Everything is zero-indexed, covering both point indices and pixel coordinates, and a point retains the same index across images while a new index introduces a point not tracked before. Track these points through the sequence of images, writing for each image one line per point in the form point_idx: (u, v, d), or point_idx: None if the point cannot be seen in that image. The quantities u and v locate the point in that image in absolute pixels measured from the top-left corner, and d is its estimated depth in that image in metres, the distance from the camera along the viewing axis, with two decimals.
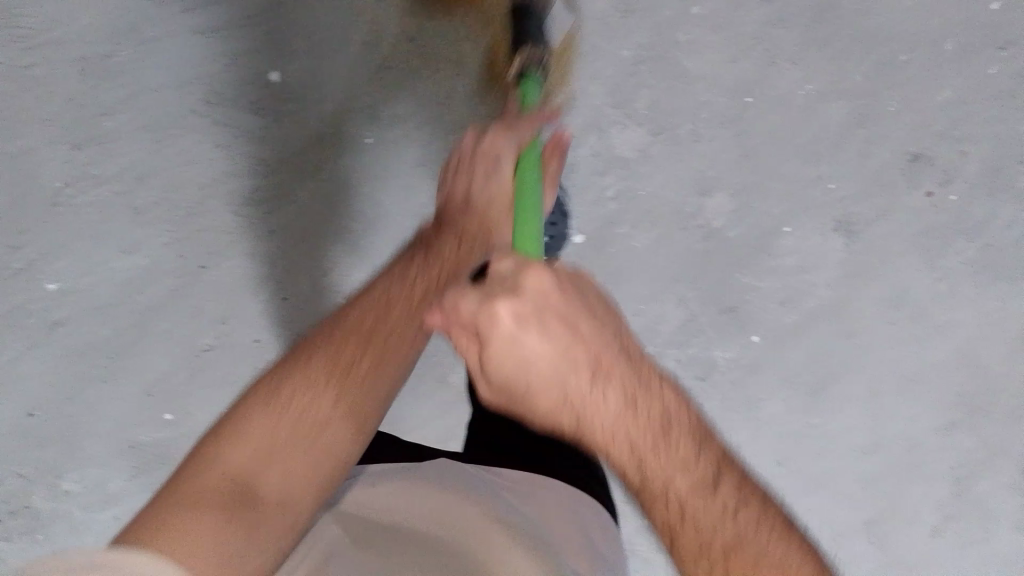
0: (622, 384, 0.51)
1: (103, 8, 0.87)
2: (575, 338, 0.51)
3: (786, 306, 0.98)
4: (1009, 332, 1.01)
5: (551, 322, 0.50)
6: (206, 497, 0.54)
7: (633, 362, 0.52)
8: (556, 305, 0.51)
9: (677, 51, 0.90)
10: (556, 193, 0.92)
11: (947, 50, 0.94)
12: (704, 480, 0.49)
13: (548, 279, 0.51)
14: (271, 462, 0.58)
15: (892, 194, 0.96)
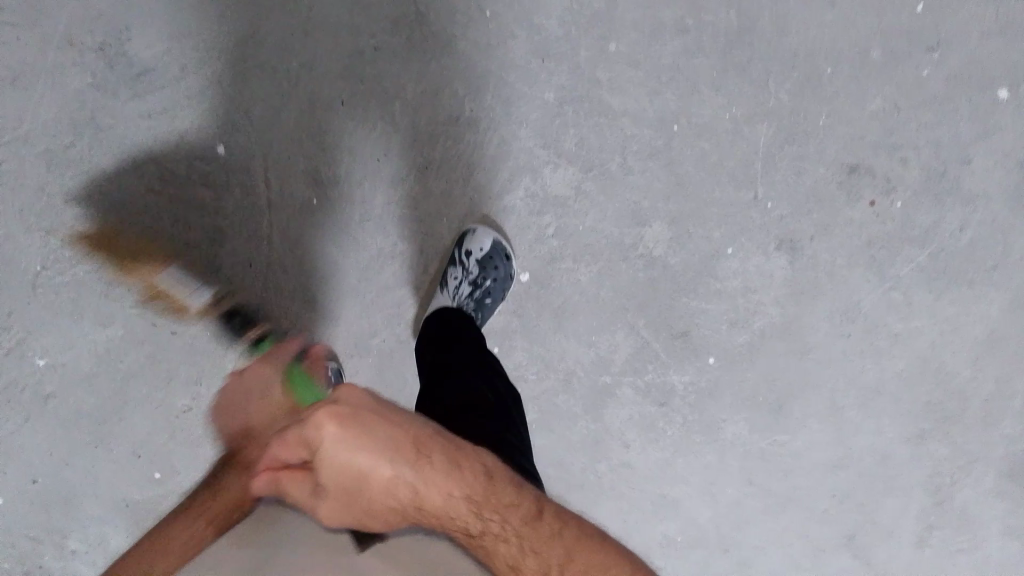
0: (436, 459, 0.55)
1: (57, 101, 0.92)
2: (380, 431, 0.52)
3: (737, 327, 0.99)
4: (975, 337, 0.98)
5: (354, 438, 0.50)
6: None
7: (429, 444, 0.55)
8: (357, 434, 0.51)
9: (598, 89, 0.93)
10: (495, 238, 0.95)
11: (874, 59, 0.91)
12: (524, 513, 0.58)
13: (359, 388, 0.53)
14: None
15: (831, 208, 0.94)
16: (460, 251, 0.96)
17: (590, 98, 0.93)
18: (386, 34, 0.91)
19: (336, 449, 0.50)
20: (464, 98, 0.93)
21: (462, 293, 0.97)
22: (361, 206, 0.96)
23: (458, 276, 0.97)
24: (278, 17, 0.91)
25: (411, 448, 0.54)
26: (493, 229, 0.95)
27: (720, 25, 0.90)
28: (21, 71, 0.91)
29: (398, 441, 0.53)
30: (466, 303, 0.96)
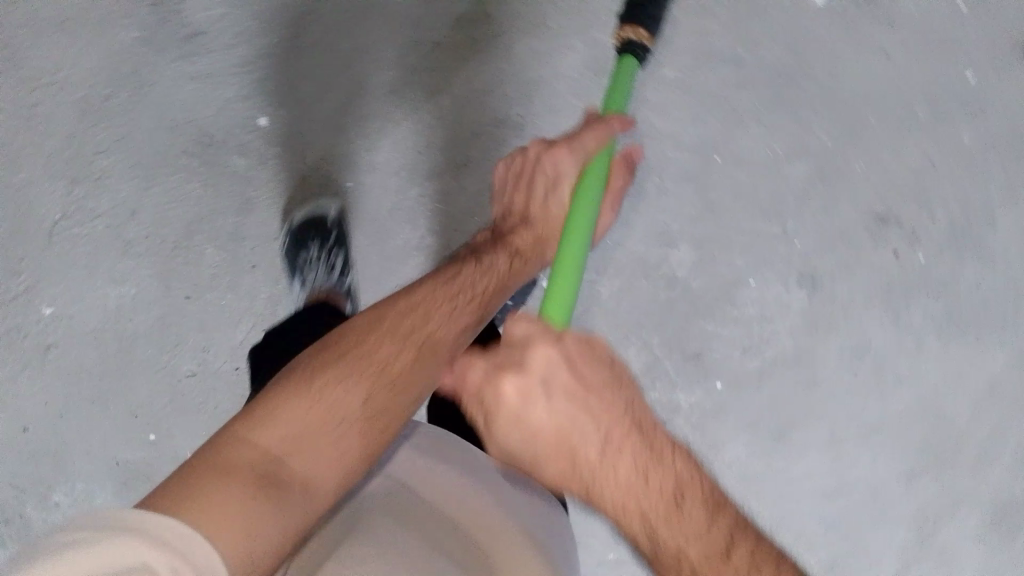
0: (633, 446, 0.53)
1: (103, 52, 0.92)
2: (597, 399, 0.55)
3: (749, 354, 1.00)
4: (977, 387, 0.99)
5: (568, 381, 0.55)
6: (244, 465, 0.49)
7: (647, 433, 0.54)
8: (558, 385, 0.55)
9: (645, 111, 0.94)
10: None
11: (919, 117, 0.93)
12: (717, 549, 0.49)
13: (554, 354, 0.55)
14: (305, 445, 0.52)
15: (856, 251, 0.96)
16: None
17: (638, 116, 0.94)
18: (444, 24, 0.91)
19: (527, 400, 0.55)
20: (512, 103, 0.92)
21: None
22: (393, 195, 0.95)
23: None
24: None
25: (619, 426, 0.54)
26: None
27: (773, 61, 0.92)
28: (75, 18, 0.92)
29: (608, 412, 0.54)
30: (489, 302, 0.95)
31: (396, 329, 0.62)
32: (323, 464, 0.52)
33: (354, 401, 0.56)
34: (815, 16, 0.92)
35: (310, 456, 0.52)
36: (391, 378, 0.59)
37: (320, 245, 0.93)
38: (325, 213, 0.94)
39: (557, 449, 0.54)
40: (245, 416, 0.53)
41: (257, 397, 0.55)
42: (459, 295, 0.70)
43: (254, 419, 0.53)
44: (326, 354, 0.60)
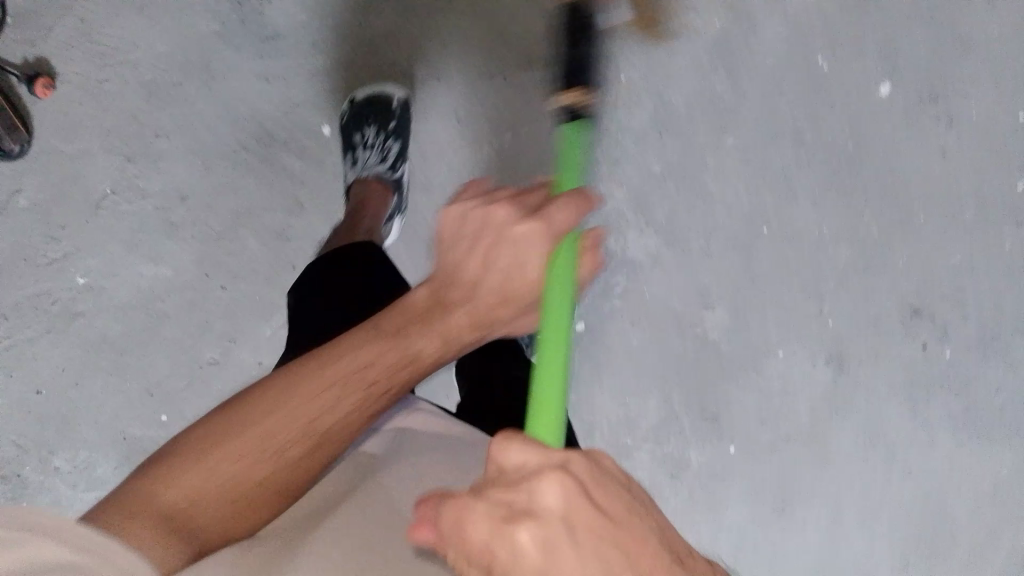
0: (684, 573, 0.34)
1: (177, 37, 0.92)
2: (628, 543, 0.32)
3: (765, 425, 0.99)
4: (979, 488, 1.00)
5: (580, 540, 0.31)
6: (147, 520, 0.42)
7: (700, 562, 0.35)
8: (581, 511, 0.32)
9: (703, 173, 0.90)
10: None
11: (966, 218, 0.90)
12: None
13: (574, 482, 0.32)
14: (204, 504, 0.45)
15: (886, 341, 0.95)
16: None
17: (691, 178, 0.90)
18: (528, 54, 0.89)
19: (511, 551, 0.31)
20: None
21: None
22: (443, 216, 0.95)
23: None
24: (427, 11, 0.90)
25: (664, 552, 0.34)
26: None
27: (837, 145, 0.88)
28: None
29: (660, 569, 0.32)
30: None
31: (318, 391, 0.48)
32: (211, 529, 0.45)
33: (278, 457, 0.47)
34: (884, 107, 0.87)
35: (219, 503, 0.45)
36: (310, 458, 0.47)
37: (377, 129, 0.90)
38: (388, 100, 0.90)
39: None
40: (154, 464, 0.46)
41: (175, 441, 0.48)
42: (375, 376, 0.49)
43: (164, 473, 0.46)
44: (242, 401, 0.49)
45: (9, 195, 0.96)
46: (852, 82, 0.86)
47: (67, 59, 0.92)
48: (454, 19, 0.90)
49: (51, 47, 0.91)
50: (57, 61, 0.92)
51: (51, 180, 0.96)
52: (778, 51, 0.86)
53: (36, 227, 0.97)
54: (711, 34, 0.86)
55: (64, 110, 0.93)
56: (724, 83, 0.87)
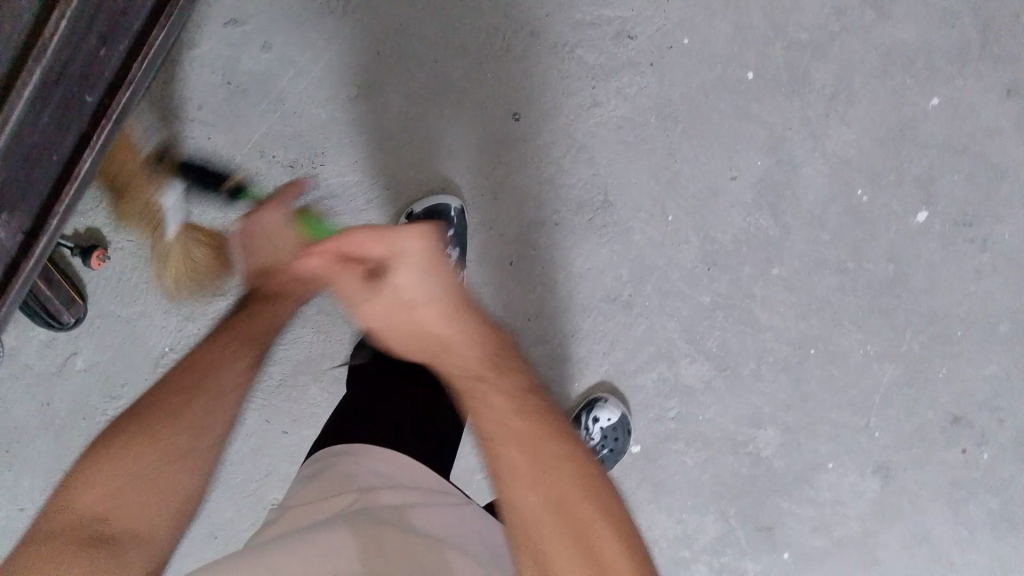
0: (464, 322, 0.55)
1: (233, 201, 0.91)
2: (431, 268, 0.54)
3: (818, 532, 1.01)
4: None
5: (428, 263, 0.54)
6: (69, 537, 0.48)
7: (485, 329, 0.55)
8: (431, 262, 0.54)
9: (751, 302, 0.93)
10: (622, 411, 0.95)
11: (1000, 330, 0.93)
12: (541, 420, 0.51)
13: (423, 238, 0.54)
14: (131, 489, 0.52)
15: (928, 446, 0.98)
16: (585, 416, 0.93)
17: (739, 307, 0.93)
18: (567, 188, 0.90)
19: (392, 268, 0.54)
20: (624, 284, 0.92)
21: None
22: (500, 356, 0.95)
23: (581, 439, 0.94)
24: (465, 157, 0.89)
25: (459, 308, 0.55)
26: (622, 402, 0.95)
27: (878, 272, 0.91)
28: (206, 166, 0.89)
29: (455, 297, 0.55)
30: None
31: (189, 391, 0.57)
32: (153, 517, 0.52)
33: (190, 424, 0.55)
34: (921, 235, 0.89)
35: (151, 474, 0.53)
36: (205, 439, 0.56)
37: None
38: (447, 211, 0.88)
39: (419, 308, 0.54)
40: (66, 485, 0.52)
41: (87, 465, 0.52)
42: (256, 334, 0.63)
43: (87, 468, 0.52)
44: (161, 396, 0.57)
45: (67, 357, 0.96)
46: (891, 213, 0.89)
47: (123, 228, 0.92)
48: (484, 161, 0.89)
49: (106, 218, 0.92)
50: (111, 231, 0.93)
51: (109, 341, 0.96)
52: (819, 189, 0.88)
53: (95, 386, 0.97)
54: (755, 176, 0.88)
55: (122, 277, 0.94)
56: (768, 221, 0.90)
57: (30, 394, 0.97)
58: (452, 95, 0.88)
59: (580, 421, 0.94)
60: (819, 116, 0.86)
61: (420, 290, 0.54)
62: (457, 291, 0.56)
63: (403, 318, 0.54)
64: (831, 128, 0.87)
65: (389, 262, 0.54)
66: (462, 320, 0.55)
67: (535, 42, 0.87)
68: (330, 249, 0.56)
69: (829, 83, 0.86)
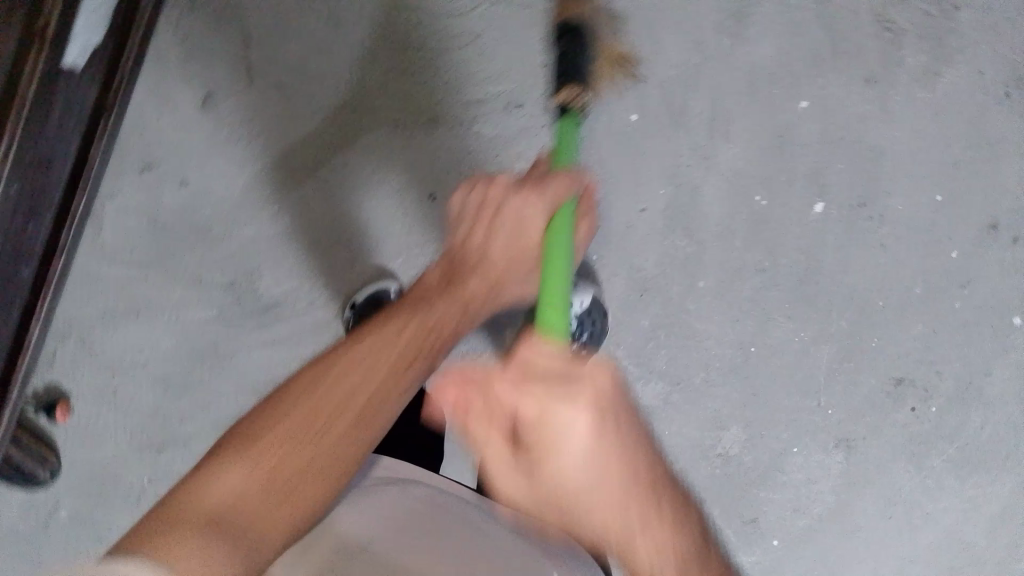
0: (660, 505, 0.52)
1: (181, 328, 0.94)
2: (607, 428, 0.52)
3: (798, 513, 1.07)
4: (992, 513, 1.09)
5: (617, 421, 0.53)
6: (192, 524, 0.48)
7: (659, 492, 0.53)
8: (605, 419, 0.52)
9: (687, 317, 0.98)
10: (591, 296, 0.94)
11: (916, 292, 1.00)
12: None
13: (596, 393, 0.52)
14: (261, 490, 0.53)
15: (879, 412, 1.04)
16: None
17: (676, 323, 0.99)
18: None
19: (549, 413, 0.52)
20: None
21: None
22: None
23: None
24: (397, 243, 0.93)
25: (641, 481, 0.53)
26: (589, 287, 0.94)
27: (793, 264, 0.97)
28: (150, 304, 0.94)
29: (644, 449, 0.55)
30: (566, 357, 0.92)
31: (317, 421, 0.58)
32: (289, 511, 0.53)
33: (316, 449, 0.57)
34: (821, 225, 0.96)
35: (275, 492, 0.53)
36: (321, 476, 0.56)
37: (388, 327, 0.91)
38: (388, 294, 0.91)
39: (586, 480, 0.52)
40: (208, 462, 0.54)
41: (228, 444, 0.56)
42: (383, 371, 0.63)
43: (208, 470, 0.53)
44: (285, 410, 0.59)
45: (48, 513, 0.95)
46: (790, 210, 0.96)
47: (81, 377, 0.94)
48: (414, 239, 0.93)
49: (61, 371, 0.94)
50: (70, 382, 0.95)
51: (86, 488, 0.95)
52: (721, 203, 0.95)
53: (82, 535, 0.95)
54: (659, 203, 0.95)
55: (86, 422, 0.95)
56: (682, 240, 0.96)
57: (21, 557, 0.96)
58: (371, 189, 0.92)
59: None
60: (702, 139, 0.93)
61: (599, 475, 0.52)
62: (648, 447, 0.55)
63: (569, 486, 0.53)
64: (717, 147, 0.94)
65: (546, 422, 0.52)
66: (651, 482, 0.53)
67: (436, 126, 0.91)
68: (463, 379, 0.56)
69: (705, 108, 0.93)
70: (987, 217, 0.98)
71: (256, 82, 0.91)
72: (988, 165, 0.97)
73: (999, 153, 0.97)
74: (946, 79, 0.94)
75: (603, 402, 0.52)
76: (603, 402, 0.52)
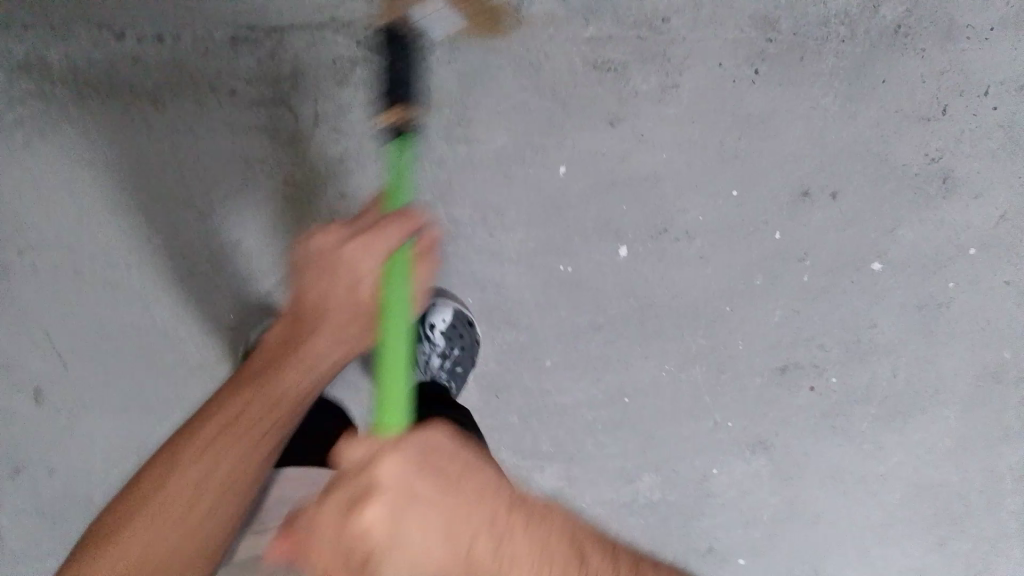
0: (519, 531, 0.53)
1: None
2: (429, 501, 0.52)
3: (751, 525, 1.07)
4: (944, 445, 1.05)
5: (431, 492, 0.52)
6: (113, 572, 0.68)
7: (522, 507, 0.55)
8: (430, 474, 0.53)
9: (552, 397, 1.02)
10: (455, 307, 0.96)
11: (759, 282, 1.00)
12: None
13: (402, 463, 0.53)
14: (154, 546, 0.69)
15: (781, 405, 1.03)
16: (423, 326, 0.96)
17: (542, 404, 1.02)
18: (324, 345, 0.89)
19: (395, 525, 0.51)
20: None
21: (433, 365, 0.97)
22: None
23: (426, 350, 0.97)
24: None
25: (504, 509, 0.54)
26: (451, 300, 0.96)
27: (625, 309, 0.99)
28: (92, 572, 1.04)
29: (495, 483, 0.56)
30: (439, 376, 0.97)
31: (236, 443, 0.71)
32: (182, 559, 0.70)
33: (186, 479, 0.70)
34: (633, 265, 0.98)
35: (149, 546, 0.69)
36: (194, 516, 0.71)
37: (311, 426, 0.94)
38: None
39: None
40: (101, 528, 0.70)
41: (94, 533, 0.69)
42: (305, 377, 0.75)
43: (113, 525, 0.69)
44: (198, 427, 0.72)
45: None
46: (595, 264, 0.98)
47: None
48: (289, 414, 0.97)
49: None
50: None
51: None
52: (528, 284, 0.98)
53: None
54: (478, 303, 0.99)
55: None
56: (511, 330, 1.00)
57: None
58: None
59: (421, 334, 0.96)
60: (485, 240, 0.97)
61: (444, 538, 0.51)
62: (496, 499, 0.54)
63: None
64: (500, 241, 0.97)
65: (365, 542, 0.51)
66: (501, 516, 0.53)
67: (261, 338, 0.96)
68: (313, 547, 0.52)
69: (471, 212, 0.96)
70: (792, 185, 0.98)
71: (71, 362, 0.99)
72: (767, 139, 0.97)
73: (774, 126, 0.96)
74: (687, 87, 0.94)
75: (439, 450, 0.56)
76: (439, 450, 0.56)
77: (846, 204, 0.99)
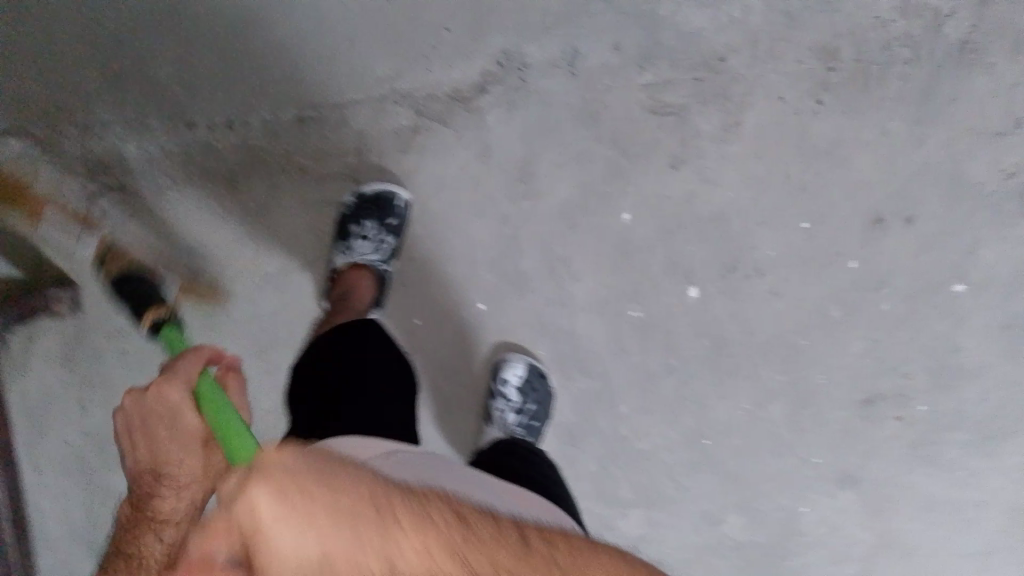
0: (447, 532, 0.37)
1: None
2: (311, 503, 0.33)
3: (841, 561, 1.04)
4: None
5: (311, 499, 0.33)
6: None
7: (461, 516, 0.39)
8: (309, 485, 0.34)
9: (629, 442, 1.01)
10: (528, 362, 0.96)
11: (835, 314, 0.97)
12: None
13: (279, 464, 0.34)
14: None
15: (866, 438, 1.00)
16: (497, 381, 0.96)
17: (620, 452, 1.01)
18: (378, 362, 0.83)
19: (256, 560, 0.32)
20: None
21: (509, 421, 0.96)
22: None
23: (502, 407, 0.96)
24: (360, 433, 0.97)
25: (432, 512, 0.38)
26: (525, 356, 0.97)
27: (699, 350, 0.98)
28: None
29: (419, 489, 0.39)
30: (518, 429, 0.95)
31: None
32: None
33: None
34: (704, 306, 0.97)
35: None
36: None
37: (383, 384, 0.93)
38: None
39: None
40: None
41: None
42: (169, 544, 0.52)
43: None
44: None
45: None
46: (666, 307, 0.97)
47: None
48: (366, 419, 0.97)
49: None
50: None
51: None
52: (600, 329, 0.98)
53: None
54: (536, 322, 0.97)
55: None
56: (584, 379, 0.99)
57: None
58: None
59: (495, 390, 0.96)
60: (554, 290, 0.97)
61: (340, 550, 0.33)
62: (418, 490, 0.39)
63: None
64: (569, 290, 0.97)
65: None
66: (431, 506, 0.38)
67: None
68: None
69: (538, 263, 0.96)
70: (865, 214, 0.96)
71: None
72: (835, 169, 0.95)
73: (842, 156, 0.95)
74: (749, 123, 0.94)
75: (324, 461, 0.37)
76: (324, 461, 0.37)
77: (922, 229, 0.95)
